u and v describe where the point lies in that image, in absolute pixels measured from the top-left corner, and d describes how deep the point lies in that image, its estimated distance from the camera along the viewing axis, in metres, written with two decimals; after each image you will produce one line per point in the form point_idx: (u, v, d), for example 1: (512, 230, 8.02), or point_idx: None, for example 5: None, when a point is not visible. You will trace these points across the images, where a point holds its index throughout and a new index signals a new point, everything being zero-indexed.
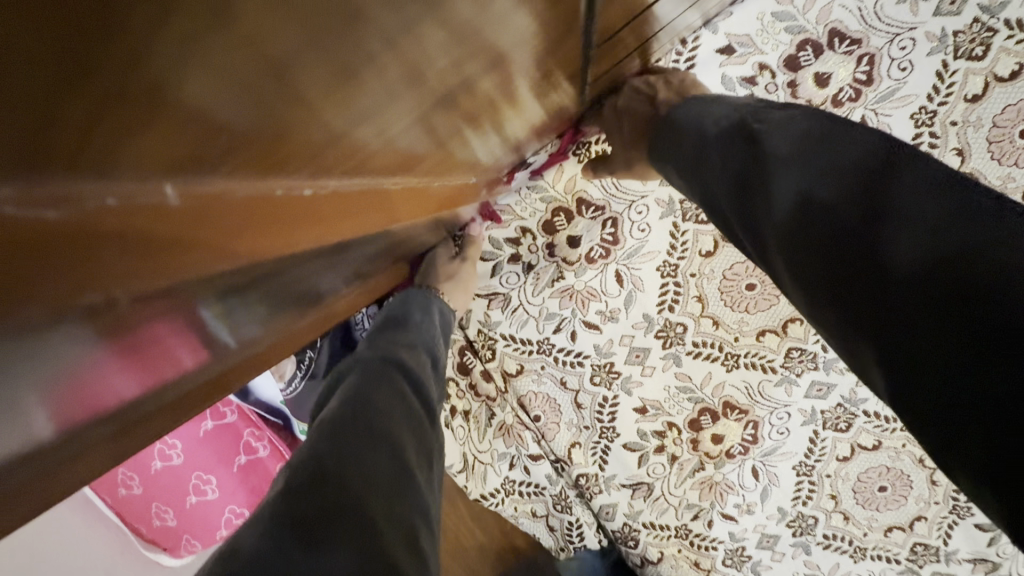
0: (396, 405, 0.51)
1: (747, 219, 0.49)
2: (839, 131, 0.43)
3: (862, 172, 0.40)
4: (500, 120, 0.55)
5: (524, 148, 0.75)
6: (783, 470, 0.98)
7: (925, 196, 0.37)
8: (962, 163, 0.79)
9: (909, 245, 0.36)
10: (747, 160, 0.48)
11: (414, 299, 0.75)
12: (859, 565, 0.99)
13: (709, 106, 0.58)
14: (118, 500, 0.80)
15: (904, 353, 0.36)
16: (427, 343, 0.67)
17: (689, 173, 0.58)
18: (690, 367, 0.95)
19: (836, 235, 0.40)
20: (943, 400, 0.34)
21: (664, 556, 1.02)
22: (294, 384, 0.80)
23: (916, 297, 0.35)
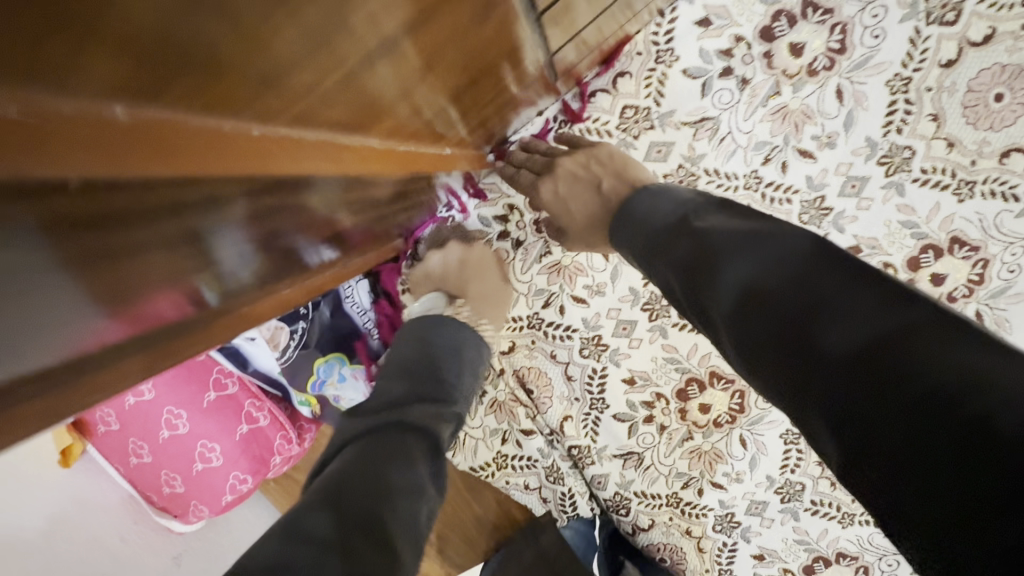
0: (403, 491, 0.53)
1: (698, 303, 0.56)
2: (771, 232, 0.53)
3: (791, 269, 0.50)
4: (478, 87, 0.59)
5: (503, 120, 0.78)
6: (770, 438, 1.00)
7: (846, 291, 0.46)
8: (938, 129, 0.80)
9: (837, 331, 0.45)
10: (693, 253, 0.57)
11: (462, 351, 0.72)
12: (847, 530, 1.00)
13: (666, 197, 0.67)
14: (130, 467, 0.86)
15: (840, 420, 0.43)
16: (458, 410, 0.66)
17: (648, 259, 0.65)
18: (677, 339, 0.98)
19: (778, 327, 0.48)
20: (886, 466, 0.41)
21: (654, 523, 1.04)
22: (287, 355, 0.84)
23: (845, 377, 0.43)
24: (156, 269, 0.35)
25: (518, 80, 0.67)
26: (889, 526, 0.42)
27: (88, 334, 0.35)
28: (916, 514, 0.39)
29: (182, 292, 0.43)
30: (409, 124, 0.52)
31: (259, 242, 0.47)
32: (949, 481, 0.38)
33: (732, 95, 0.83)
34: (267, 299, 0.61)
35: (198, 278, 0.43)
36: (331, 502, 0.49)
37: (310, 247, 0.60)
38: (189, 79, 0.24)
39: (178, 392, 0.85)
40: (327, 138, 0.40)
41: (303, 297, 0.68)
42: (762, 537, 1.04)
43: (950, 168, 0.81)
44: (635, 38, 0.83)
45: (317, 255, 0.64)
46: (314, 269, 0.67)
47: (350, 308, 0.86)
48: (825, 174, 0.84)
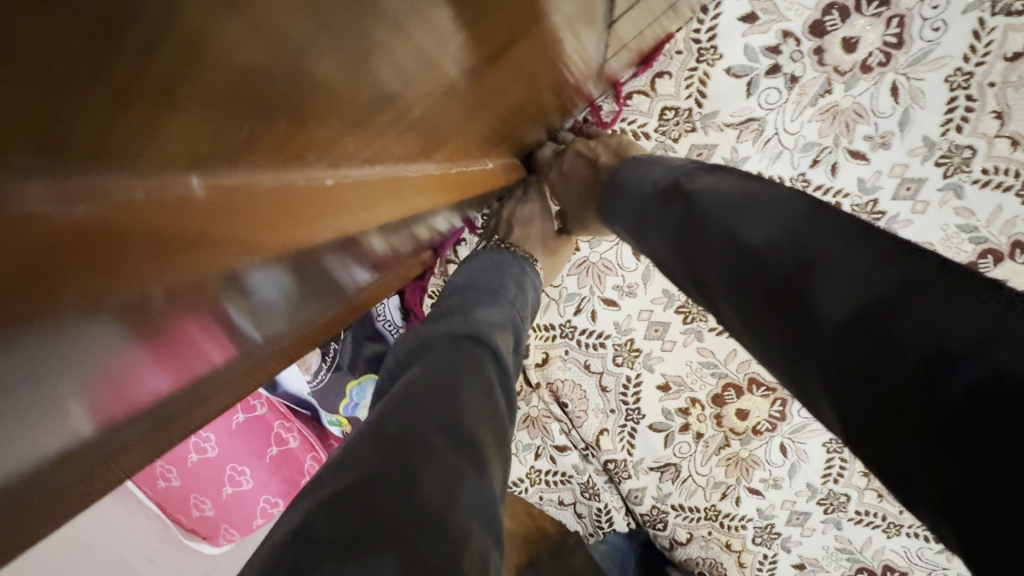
0: (476, 386, 0.46)
1: (687, 269, 0.50)
2: (758, 191, 0.46)
3: (779, 223, 0.42)
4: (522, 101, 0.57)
5: (540, 128, 0.74)
6: (813, 447, 0.95)
7: (840, 242, 0.38)
8: (1002, 126, 0.75)
9: (829, 289, 0.36)
10: (679, 217, 0.51)
11: (505, 270, 0.67)
12: (893, 540, 0.96)
13: (654, 163, 0.62)
14: (158, 491, 0.83)
15: (834, 391, 0.34)
16: (513, 319, 0.59)
17: (638, 231, 0.58)
18: (713, 343, 0.94)
19: (765, 286, 0.40)
20: (903, 439, 0.31)
21: (693, 537, 1.01)
22: (320, 378, 0.82)
23: (839, 336, 0.34)
24: (206, 316, 0.33)
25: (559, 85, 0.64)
26: (916, 511, 0.32)
27: (140, 388, 0.33)
28: (946, 500, 0.29)
29: (225, 335, 0.39)
30: (455, 141, 0.48)
31: (307, 271, 0.44)
32: (995, 461, 0.27)
33: (779, 95, 0.79)
34: (306, 331, 0.56)
35: (245, 319, 0.40)
36: (400, 398, 0.42)
37: (348, 272, 0.57)
38: (249, 139, 0.26)
39: None
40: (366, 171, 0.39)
41: (340, 321, 0.65)
42: (803, 547, 0.99)
43: (1015, 168, 0.76)
44: (676, 37, 0.79)
45: (354, 277, 0.61)
46: (350, 293, 0.64)
47: (383, 327, 0.83)
48: (878, 176, 0.79)
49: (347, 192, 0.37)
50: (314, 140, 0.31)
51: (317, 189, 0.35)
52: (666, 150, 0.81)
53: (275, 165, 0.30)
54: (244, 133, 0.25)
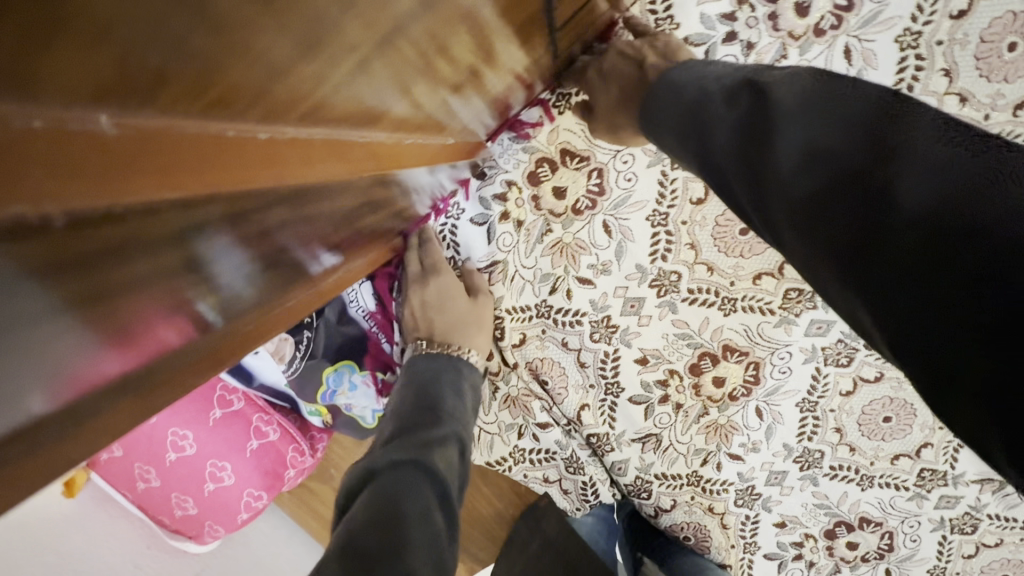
0: (418, 523, 0.51)
1: (746, 174, 0.50)
2: (843, 86, 0.46)
3: (865, 121, 0.43)
4: (477, 77, 0.60)
5: (499, 100, 0.74)
6: (787, 408, 0.96)
7: (926, 140, 0.41)
8: (950, 84, 0.78)
9: (914, 183, 0.40)
10: (751, 117, 0.50)
11: (445, 383, 0.72)
12: (868, 493, 0.99)
13: (708, 70, 0.60)
14: (138, 492, 0.83)
15: (900, 277, 0.40)
16: (454, 432, 0.64)
17: (689, 138, 0.58)
18: (687, 313, 0.93)
19: (845, 183, 0.42)
20: (941, 327, 0.39)
21: (676, 504, 1.02)
22: (294, 367, 0.80)
23: (919, 230, 0.39)
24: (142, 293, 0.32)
25: (516, 56, 0.65)
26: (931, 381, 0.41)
27: (80, 364, 0.32)
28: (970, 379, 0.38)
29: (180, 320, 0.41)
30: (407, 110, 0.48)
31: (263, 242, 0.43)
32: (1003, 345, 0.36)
33: (737, 62, 0.79)
34: (264, 313, 0.57)
35: (203, 292, 0.40)
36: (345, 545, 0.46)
37: (309, 251, 0.56)
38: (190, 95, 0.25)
39: (182, 411, 0.80)
40: (292, 130, 0.36)
41: (304, 302, 0.65)
42: (782, 505, 1.02)
43: (964, 125, 0.79)
44: (633, 7, 0.79)
45: (317, 257, 0.60)
46: (313, 274, 0.63)
47: (355, 312, 0.83)
48: None
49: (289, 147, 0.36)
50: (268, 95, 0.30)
51: (267, 147, 0.34)
52: None
53: (209, 118, 0.28)
54: (155, 70, 0.22)
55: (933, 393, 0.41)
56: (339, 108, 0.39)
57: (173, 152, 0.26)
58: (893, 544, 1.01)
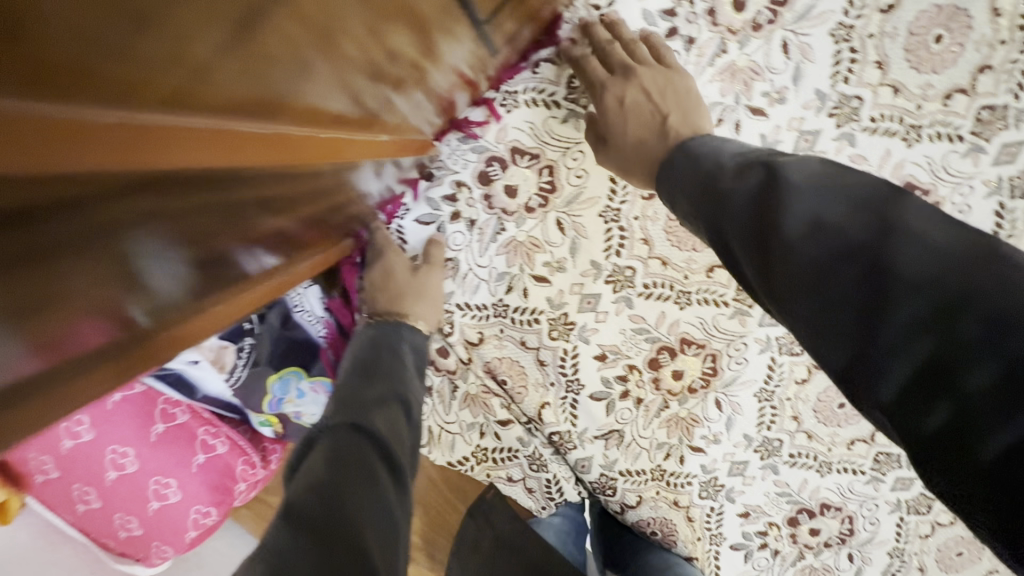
0: (359, 485, 0.52)
1: (748, 237, 0.51)
2: (846, 173, 0.50)
3: (863, 198, 0.47)
4: (417, 74, 0.60)
5: (441, 97, 0.73)
6: (745, 398, 0.97)
7: (924, 225, 0.45)
8: (883, 75, 0.80)
9: (912, 260, 0.43)
10: (759, 185, 0.52)
11: (381, 343, 0.71)
12: (827, 479, 1.01)
13: (713, 139, 0.63)
14: (79, 515, 0.79)
15: (896, 343, 0.43)
16: (396, 390, 0.64)
17: (692, 206, 0.58)
18: (643, 308, 0.93)
19: (847, 256, 0.45)
20: (932, 391, 0.42)
21: (642, 500, 1.01)
22: (236, 376, 0.78)
23: (913, 302, 0.42)
24: (75, 288, 0.34)
25: (458, 54, 0.65)
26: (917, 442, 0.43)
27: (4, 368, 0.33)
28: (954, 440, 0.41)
29: (102, 321, 0.42)
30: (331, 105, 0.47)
31: (195, 234, 0.43)
32: (987, 413, 0.39)
33: (680, 57, 0.80)
34: (171, 328, 0.53)
35: (126, 289, 0.41)
36: (286, 513, 0.49)
37: (242, 251, 0.55)
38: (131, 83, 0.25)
39: (122, 427, 0.76)
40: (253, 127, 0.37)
41: (229, 316, 0.62)
42: (746, 495, 1.03)
43: (898, 115, 0.82)
44: (575, 4, 0.79)
45: (251, 258, 0.58)
46: (248, 275, 0.61)
47: (301, 318, 0.80)
48: (778, 130, 0.83)
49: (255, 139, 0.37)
50: (209, 84, 0.31)
51: (234, 137, 0.35)
52: (576, 118, 0.83)
53: (160, 109, 0.28)
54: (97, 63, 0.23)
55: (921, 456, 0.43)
56: (280, 99, 0.39)
57: (156, 144, 0.28)
58: (854, 529, 1.03)
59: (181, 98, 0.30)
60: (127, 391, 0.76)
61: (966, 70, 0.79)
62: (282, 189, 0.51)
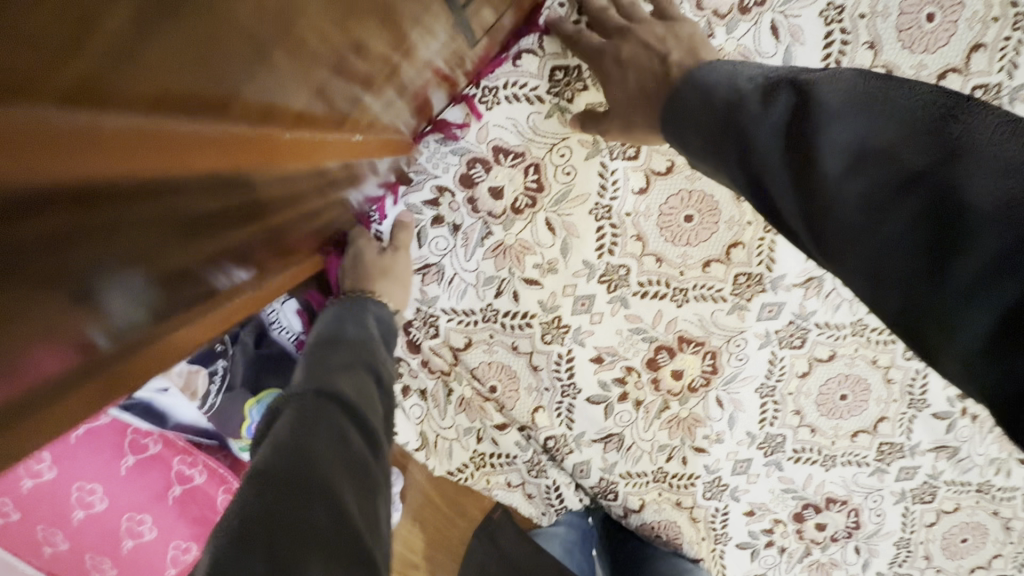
0: (336, 450, 0.50)
1: (784, 175, 0.47)
2: (893, 84, 0.45)
3: (918, 117, 0.42)
4: (392, 67, 0.56)
5: (418, 92, 0.69)
6: (746, 395, 0.94)
7: (997, 138, 0.39)
8: (876, 57, 0.78)
9: (984, 181, 0.38)
10: (791, 114, 0.47)
11: (345, 318, 0.69)
12: (831, 472, 0.99)
13: (731, 67, 0.57)
14: (46, 559, 0.73)
15: (968, 277, 0.38)
16: (365, 360, 0.62)
17: (714, 149, 0.54)
18: (640, 308, 0.89)
19: (904, 184, 0.41)
20: (1018, 329, 0.37)
21: (645, 504, 0.98)
22: (210, 403, 0.74)
23: (988, 228, 0.38)
24: (38, 311, 0.31)
25: (434, 46, 0.61)
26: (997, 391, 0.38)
27: None
28: None
29: (66, 349, 0.38)
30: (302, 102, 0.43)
31: (162, 252, 0.39)
32: None
33: None
34: (131, 359, 0.47)
35: (87, 315, 0.37)
36: (253, 472, 0.46)
37: (214, 266, 0.51)
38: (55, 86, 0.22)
39: (89, 461, 0.71)
40: (198, 127, 0.33)
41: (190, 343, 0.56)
42: (750, 494, 1.00)
43: None
44: None
45: (224, 272, 0.54)
46: (221, 290, 0.56)
47: (277, 334, 0.78)
48: None
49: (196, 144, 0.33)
50: (156, 87, 0.27)
51: (170, 139, 0.31)
52: (561, 112, 0.80)
53: (91, 111, 0.25)
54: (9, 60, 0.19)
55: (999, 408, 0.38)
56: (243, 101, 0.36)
57: (67, 144, 0.24)
58: (861, 522, 1.01)
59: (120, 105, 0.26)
60: (92, 423, 0.71)
61: (959, 49, 0.77)
62: (251, 196, 0.46)
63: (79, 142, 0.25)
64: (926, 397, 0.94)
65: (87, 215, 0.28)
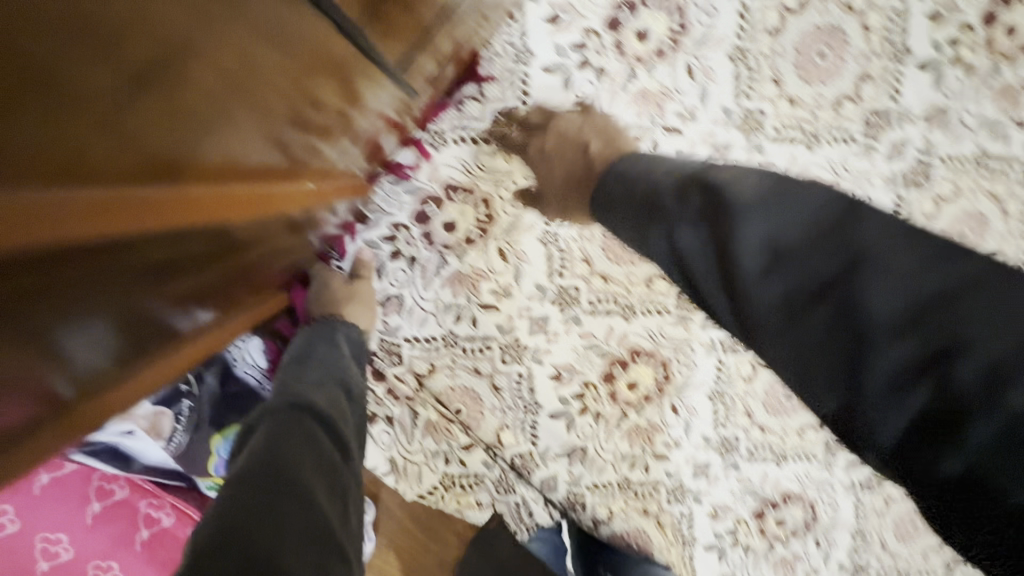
0: (309, 456, 0.56)
1: (704, 265, 0.50)
2: (793, 187, 0.49)
3: (821, 222, 0.46)
4: (346, 120, 0.62)
5: (372, 140, 0.75)
6: (698, 400, 1.00)
7: (885, 243, 0.44)
8: (780, 90, 0.88)
9: (883, 292, 0.42)
10: (709, 208, 0.51)
11: (318, 339, 0.75)
12: (785, 469, 1.05)
13: (648, 163, 0.63)
14: None
15: (880, 377, 0.41)
16: (336, 377, 0.68)
17: (641, 236, 0.58)
18: (592, 325, 0.95)
19: (815, 290, 0.44)
20: (924, 425, 0.40)
21: (613, 513, 1.02)
22: (177, 441, 0.75)
23: (892, 335, 0.41)
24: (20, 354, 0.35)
25: (384, 99, 0.68)
26: (915, 481, 0.41)
27: None
28: (954, 484, 0.39)
29: (29, 399, 0.41)
30: (264, 152, 0.49)
31: (134, 292, 0.43)
32: (998, 454, 0.38)
33: (594, 86, 0.85)
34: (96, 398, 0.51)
35: (53, 368, 0.41)
36: (235, 477, 0.51)
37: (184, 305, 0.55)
38: (38, 172, 0.27)
39: (54, 511, 0.72)
40: (173, 195, 0.38)
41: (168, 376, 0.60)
42: (712, 496, 1.05)
43: (798, 124, 0.89)
44: (492, 42, 0.84)
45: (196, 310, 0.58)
46: (188, 326, 0.60)
47: (241, 371, 0.79)
48: (693, 145, 0.89)
49: (177, 207, 0.39)
50: (126, 163, 0.33)
51: (152, 205, 0.36)
52: (506, 150, 0.87)
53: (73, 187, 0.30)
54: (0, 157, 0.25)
55: (922, 499, 0.41)
56: (206, 163, 0.41)
57: (62, 226, 0.29)
58: (817, 515, 1.06)
59: (95, 184, 0.32)
60: (58, 472, 0.72)
61: (850, 79, 0.88)
62: (220, 245, 0.52)
63: (95, 221, 0.32)
64: None
65: (67, 269, 0.33)
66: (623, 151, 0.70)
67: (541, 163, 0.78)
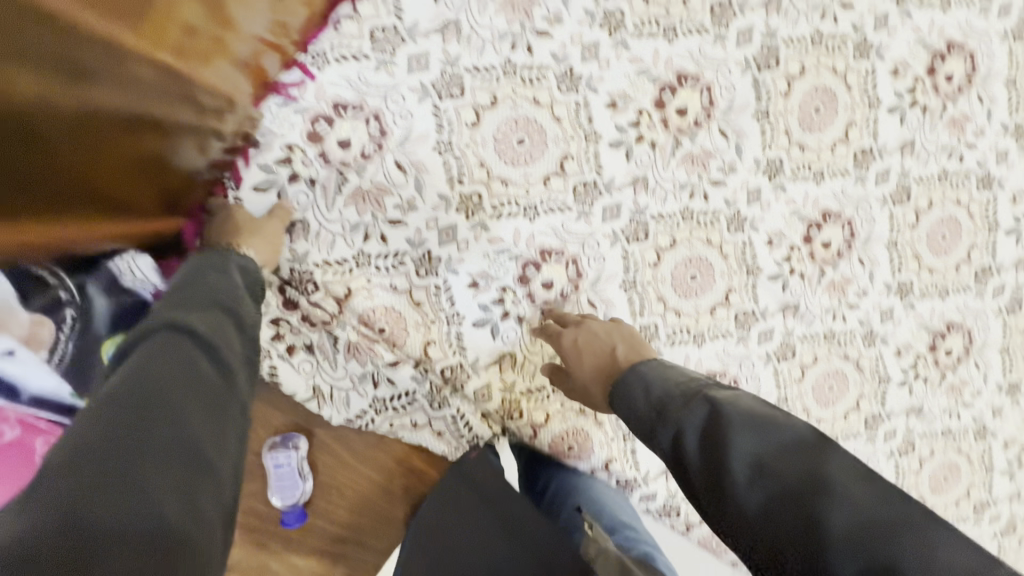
0: (182, 389, 0.50)
1: (710, 478, 0.60)
2: (777, 418, 0.62)
3: (791, 452, 0.59)
4: (223, 46, 0.68)
5: (255, 71, 0.80)
6: (614, 292, 1.05)
7: (855, 487, 0.55)
8: None
9: (840, 512, 0.53)
10: (708, 420, 0.63)
11: (205, 267, 0.67)
12: (704, 349, 1.10)
13: (653, 371, 0.75)
14: None
15: None
16: (225, 303, 0.61)
17: (650, 427, 0.69)
18: (499, 229, 0.99)
19: (785, 498, 0.55)
20: None
21: (550, 416, 1.04)
22: (62, 350, 0.68)
23: (852, 556, 0.51)
24: None
25: (257, 21, 0.73)
26: None
27: None
28: None
29: None
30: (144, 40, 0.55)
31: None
32: None
33: None
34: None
35: None
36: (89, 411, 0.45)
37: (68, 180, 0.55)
38: None
39: None
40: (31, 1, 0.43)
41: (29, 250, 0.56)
42: None
43: (655, 20, 1.00)
44: None
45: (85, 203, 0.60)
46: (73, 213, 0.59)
47: (130, 283, 0.74)
48: (564, 46, 0.97)
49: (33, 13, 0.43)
50: None
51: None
52: (388, 65, 0.91)
53: None
54: None
55: None
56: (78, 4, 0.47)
57: None
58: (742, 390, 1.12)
59: None
60: None
61: None
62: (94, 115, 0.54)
63: None
64: (759, 264, 1.10)
65: None
66: (653, 359, 0.81)
67: (574, 354, 0.90)
